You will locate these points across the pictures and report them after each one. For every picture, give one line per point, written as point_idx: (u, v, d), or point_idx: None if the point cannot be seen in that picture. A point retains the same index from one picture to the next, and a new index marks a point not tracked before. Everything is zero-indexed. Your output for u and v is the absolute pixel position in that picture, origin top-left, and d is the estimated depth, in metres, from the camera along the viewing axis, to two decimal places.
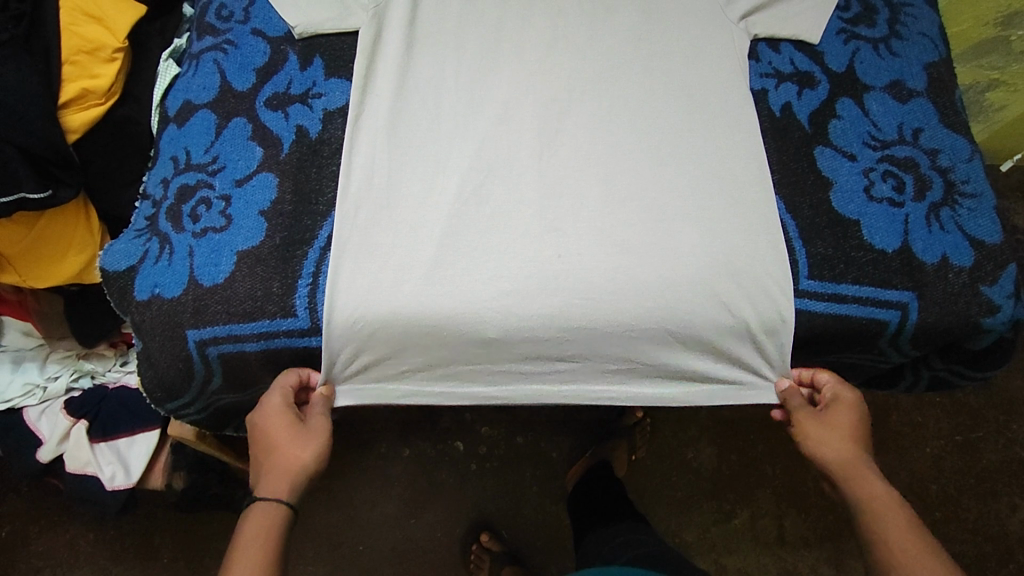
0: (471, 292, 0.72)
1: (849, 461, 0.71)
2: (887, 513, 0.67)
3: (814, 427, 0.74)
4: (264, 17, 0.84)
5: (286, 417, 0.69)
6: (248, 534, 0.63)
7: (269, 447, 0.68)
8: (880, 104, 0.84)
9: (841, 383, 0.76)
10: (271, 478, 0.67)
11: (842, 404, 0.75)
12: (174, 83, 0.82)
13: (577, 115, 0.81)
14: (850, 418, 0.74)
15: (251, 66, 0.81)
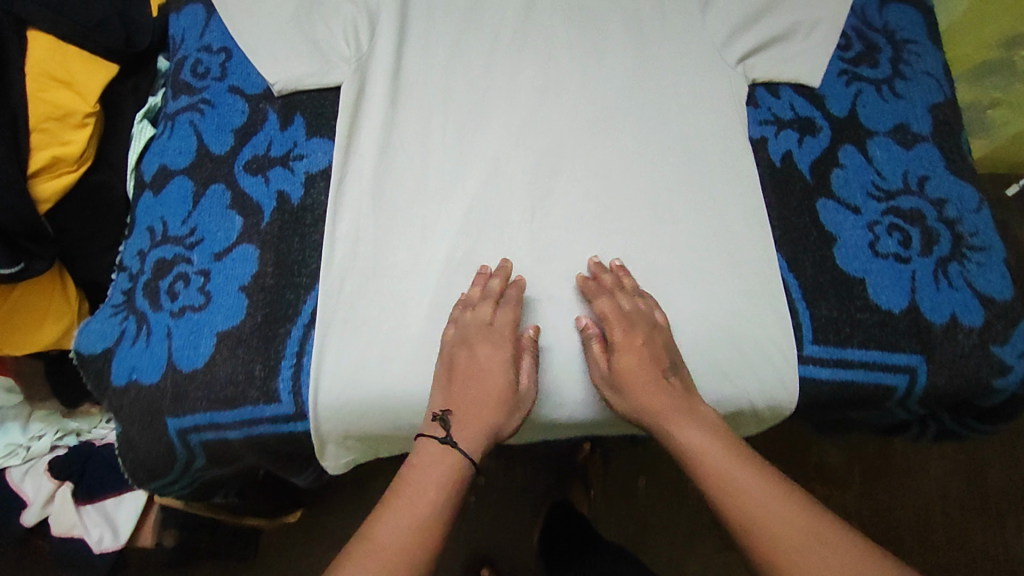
0: None
1: (650, 407, 0.66)
2: (707, 457, 0.62)
3: (625, 404, 0.67)
4: (242, 73, 0.80)
5: (504, 368, 0.67)
6: (423, 478, 0.60)
7: (478, 392, 0.66)
8: (884, 151, 0.81)
9: (615, 314, 0.69)
10: (465, 423, 0.64)
11: (620, 339, 0.68)
12: (150, 144, 0.79)
13: (570, 171, 0.78)
14: (634, 352, 0.67)
15: (229, 127, 0.77)
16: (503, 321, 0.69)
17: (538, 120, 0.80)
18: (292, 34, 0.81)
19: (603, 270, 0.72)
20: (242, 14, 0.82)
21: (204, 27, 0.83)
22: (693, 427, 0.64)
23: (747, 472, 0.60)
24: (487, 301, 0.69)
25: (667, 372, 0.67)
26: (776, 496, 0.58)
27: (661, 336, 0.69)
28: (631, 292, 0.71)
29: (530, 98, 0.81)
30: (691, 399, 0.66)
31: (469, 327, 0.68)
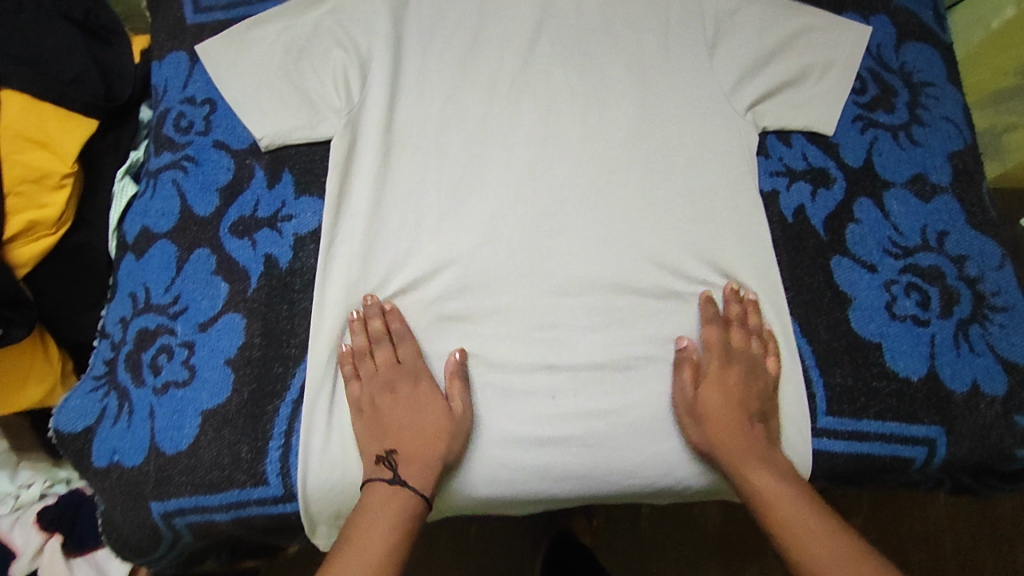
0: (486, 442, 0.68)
1: (728, 444, 0.65)
2: (778, 506, 0.62)
3: (701, 434, 0.67)
4: (227, 127, 0.77)
5: (430, 403, 0.66)
6: (379, 521, 0.59)
7: (409, 431, 0.65)
8: (902, 204, 0.77)
9: (717, 347, 0.69)
10: (414, 459, 0.63)
11: (711, 373, 0.69)
12: (131, 204, 0.75)
13: (572, 229, 0.74)
14: (724, 390, 0.68)
15: (214, 185, 0.74)
16: (411, 355, 0.68)
17: (539, 173, 0.77)
18: (281, 85, 0.78)
19: (728, 299, 0.71)
20: (228, 63, 0.79)
21: (188, 78, 0.79)
22: (768, 474, 0.64)
23: (818, 523, 0.60)
24: (382, 343, 0.68)
25: (755, 416, 0.67)
26: (842, 548, 0.58)
27: (761, 378, 0.69)
28: (749, 330, 0.70)
29: (530, 151, 0.78)
30: (770, 449, 0.66)
31: (381, 368, 0.67)
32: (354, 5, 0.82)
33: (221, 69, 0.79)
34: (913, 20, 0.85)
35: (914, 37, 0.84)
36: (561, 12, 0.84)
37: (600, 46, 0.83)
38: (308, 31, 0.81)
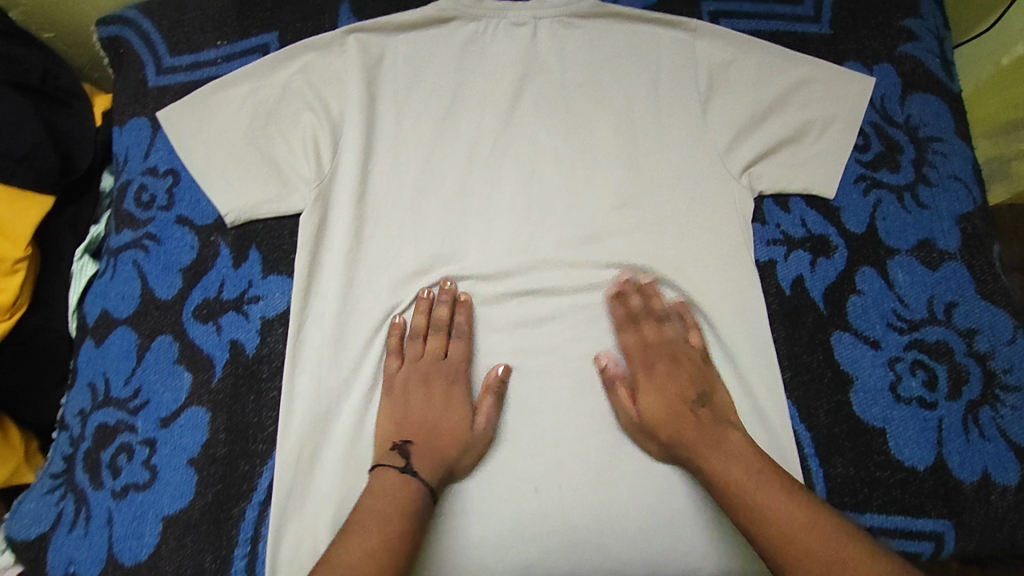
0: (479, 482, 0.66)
1: (681, 439, 0.64)
2: (732, 481, 0.60)
3: (647, 442, 0.66)
4: (191, 201, 0.73)
5: (458, 405, 0.67)
6: (387, 500, 0.59)
7: (432, 425, 0.65)
8: (906, 273, 0.72)
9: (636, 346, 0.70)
10: (425, 452, 0.63)
11: (643, 380, 0.68)
12: (92, 283, 0.72)
13: (555, 305, 0.72)
14: (659, 391, 0.67)
15: (177, 265, 0.70)
16: (458, 353, 0.69)
17: (522, 242, 0.73)
18: (247, 154, 0.74)
19: (627, 291, 0.72)
20: (193, 131, 0.75)
21: (150, 147, 0.75)
22: (722, 454, 0.62)
23: (773, 492, 0.58)
24: (438, 332, 0.70)
25: (697, 401, 0.66)
26: (802, 516, 0.56)
27: (686, 366, 0.68)
28: (656, 317, 0.71)
29: (513, 218, 0.74)
30: (720, 427, 0.64)
31: (422, 359, 0.68)
32: (325, 63, 0.77)
33: (186, 137, 0.75)
34: (919, 68, 0.80)
35: (921, 88, 0.79)
36: (544, 67, 0.80)
37: (586, 102, 0.79)
38: (276, 92, 0.76)
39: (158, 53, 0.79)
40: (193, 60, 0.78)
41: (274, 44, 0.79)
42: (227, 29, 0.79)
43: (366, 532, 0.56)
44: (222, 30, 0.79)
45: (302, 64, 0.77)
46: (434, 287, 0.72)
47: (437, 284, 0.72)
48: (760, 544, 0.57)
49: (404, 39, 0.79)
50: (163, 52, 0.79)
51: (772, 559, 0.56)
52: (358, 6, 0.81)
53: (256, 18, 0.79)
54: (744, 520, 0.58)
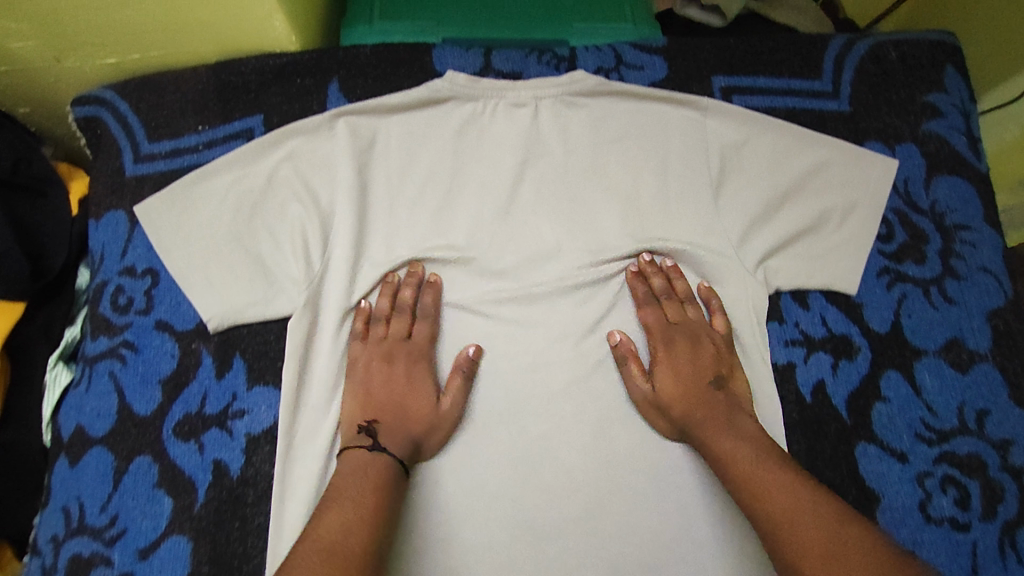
0: (465, 463, 0.66)
1: (693, 416, 0.65)
2: (737, 461, 0.60)
3: (657, 415, 0.67)
4: (172, 303, 0.69)
5: (422, 384, 0.67)
6: (360, 476, 0.59)
7: (399, 404, 0.66)
8: (935, 377, 0.68)
9: (658, 325, 0.70)
10: (391, 430, 0.64)
11: (660, 353, 0.69)
12: (66, 394, 0.67)
13: (560, 412, 0.68)
14: (675, 369, 0.67)
15: (156, 375, 0.66)
16: (422, 334, 0.70)
17: (521, 338, 0.70)
18: (230, 252, 0.69)
19: (648, 271, 0.72)
20: (173, 226, 0.71)
21: (127, 244, 0.71)
22: (732, 434, 0.62)
23: (778, 474, 0.57)
24: (402, 314, 0.70)
25: (714, 382, 0.67)
26: (806, 498, 0.55)
27: (705, 347, 0.68)
28: (679, 299, 0.71)
29: (512, 314, 0.71)
30: (734, 411, 0.64)
31: (386, 341, 0.69)
32: (313, 148, 0.73)
33: (165, 232, 0.70)
34: (945, 148, 0.75)
35: (947, 169, 0.75)
36: (545, 151, 0.75)
37: (591, 189, 0.75)
38: (261, 181, 0.72)
39: (137, 139, 0.75)
40: (173, 146, 0.74)
41: (259, 129, 0.75)
42: (208, 113, 0.75)
43: (341, 501, 0.56)
44: (203, 113, 0.75)
45: (288, 151, 0.73)
46: (402, 271, 0.72)
47: (406, 270, 0.72)
48: (759, 523, 0.56)
49: (397, 119, 0.75)
50: (141, 137, 0.75)
51: (769, 538, 0.55)
52: (348, 85, 0.76)
53: (239, 101, 0.75)
54: (747, 499, 0.58)
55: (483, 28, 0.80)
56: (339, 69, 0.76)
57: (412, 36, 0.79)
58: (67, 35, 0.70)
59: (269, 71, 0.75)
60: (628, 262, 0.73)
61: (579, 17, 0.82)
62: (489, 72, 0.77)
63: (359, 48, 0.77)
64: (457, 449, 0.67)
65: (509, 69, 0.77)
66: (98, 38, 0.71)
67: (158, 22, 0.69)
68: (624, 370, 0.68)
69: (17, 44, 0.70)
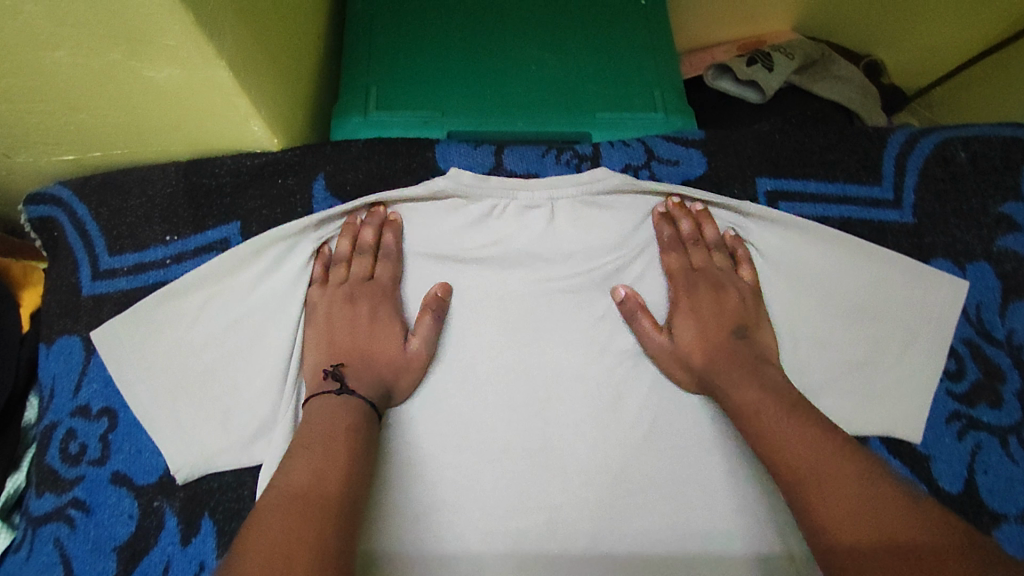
0: (453, 425, 0.62)
1: (715, 369, 0.61)
2: (759, 416, 0.56)
3: (677, 365, 0.63)
4: (131, 452, 0.60)
5: (388, 325, 0.63)
6: (330, 423, 0.55)
7: (364, 345, 0.61)
8: (1018, 548, 0.59)
9: (681, 268, 0.65)
10: (363, 374, 0.60)
11: (682, 302, 0.64)
12: (5, 560, 0.58)
13: None
14: (696, 317, 0.63)
15: (110, 543, 0.58)
16: (385, 275, 0.64)
17: (537, 483, 0.61)
18: (203, 390, 0.61)
19: (677, 215, 0.67)
20: (137, 354, 0.62)
21: (81, 377, 0.62)
22: (757, 389, 0.58)
23: (802, 427, 0.54)
24: (363, 255, 0.65)
25: (737, 333, 0.62)
26: (826, 450, 0.51)
27: (731, 297, 0.64)
28: (707, 245, 0.66)
29: (524, 459, 0.61)
30: (759, 364, 0.60)
31: (349, 283, 0.64)
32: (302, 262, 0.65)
33: (128, 362, 0.62)
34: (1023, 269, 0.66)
35: None
36: (567, 263, 0.67)
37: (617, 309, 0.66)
38: (239, 301, 0.63)
39: (96, 252, 0.67)
40: (137, 260, 0.66)
41: (236, 238, 0.66)
42: (177, 220, 0.66)
43: (310, 455, 0.52)
44: (172, 220, 0.66)
45: (270, 263, 0.64)
46: (362, 212, 0.67)
47: (366, 210, 0.67)
48: (779, 477, 0.53)
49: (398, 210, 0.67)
50: (101, 250, 0.67)
51: (790, 494, 0.51)
52: (336, 182, 0.67)
53: (212, 206, 0.66)
54: (769, 455, 0.54)
55: (494, 121, 0.71)
56: (326, 163, 0.66)
57: (415, 128, 0.71)
58: (14, 138, 0.60)
59: (246, 173, 0.65)
60: (656, 202, 0.68)
61: (603, 105, 0.73)
62: (501, 173, 0.68)
63: (350, 142, 0.67)
64: (428, 392, 0.63)
65: (523, 170, 0.68)
66: (50, 138, 0.62)
67: (116, 124, 0.60)
68: (632, 317, 0.64)
69: None
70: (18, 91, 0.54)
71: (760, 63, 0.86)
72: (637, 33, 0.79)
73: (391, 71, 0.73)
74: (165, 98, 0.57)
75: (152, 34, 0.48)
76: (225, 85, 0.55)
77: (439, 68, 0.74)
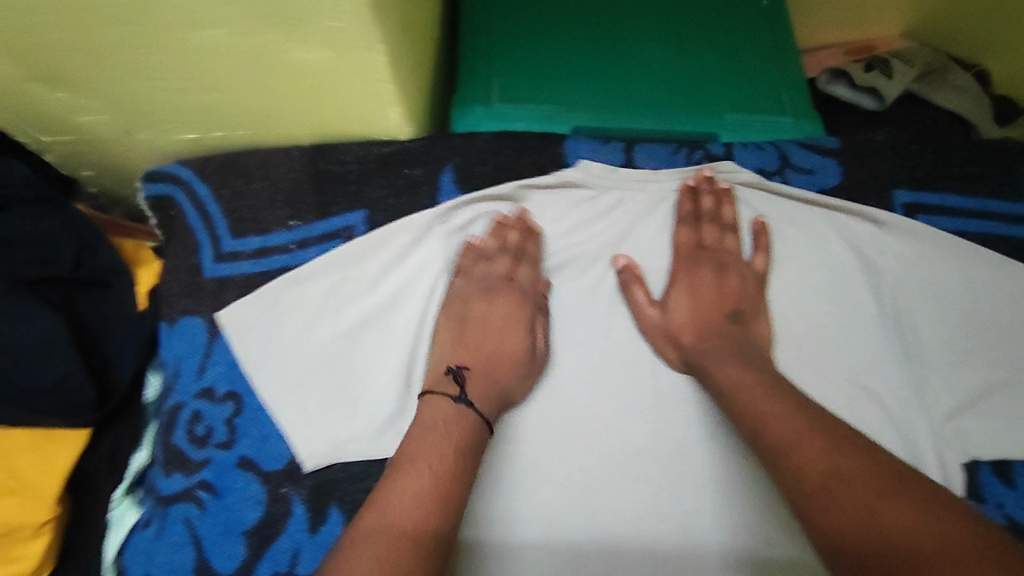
0: (581, 410, 0.62)
1: (703, 346, 0.60)
2: (741, 392, 0.56)
3: (659, 337, 0.62)
4: (258, 437, 0.60)
5: (515, 336, 0.61)
6: (438, 439, 0.52)
7: (489, 351, 0.60)
8: None
9: (693, 249, 0.63)
10: (484, 381, 0.58)
11: (681, 276, 0.62)
12: (132, 534, 0.59)
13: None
14: (691, 295, 0.62)
15: (239, 527, 0.58)
16: (527, 278, 0.64)
17: (664, 486, 0.60)
18: (329, 377, 0.61)
19: (703, 188, 0.65)
20: (262, 340, 0.62)
21: (204, 360, 0.62)
22: (739, 365, 0.58)
23: (779, 403, 0.54)
24: (507, 253, 0.63)
25: (731, 317, 0.60)
26: (806, 424, 0.52)
27: (732, 283, 0.61)
28: (723, 224, 0.63)
29: (654, 464, 0.61)
30: (748, 348, 0.59)
31: (487, 279, 0.63)
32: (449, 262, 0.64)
33: (252, 347, 0.61)
34: None
35: None
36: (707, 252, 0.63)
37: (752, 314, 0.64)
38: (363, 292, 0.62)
39: (218, 234, 0.65)
40: (262, 243, 0.65)
41: (361, 226, 0.65)
42: (302, 205, 0.65)
43: (409, 473, 0.49)
44: (296, 206, 0.65)
45: (396, 254, 0.63)
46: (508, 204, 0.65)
47: (512, 207, 0.65)
48: (758, 450, 0.53)
49: (531, 201, 0.65)
50: (223, 232, 0.65)
51: (768, 465, 0.52)
52: (464, 173, 0.65)
53: (337, 193, 0.65)
54: (749, 432, 0.54)
55: (622, 117, 0.69)
56: (454, 154, 0.65)
57: (540, 122, 0.68)
58: (140, 113, 0.61)
59: (373, 161, 0.64)
60: (685, 174, 0.66)
61: (731, 106, 0.71)
62: (632, 168, 0.66)
63: (479, 133, 0.66)
64: (553, 369, 0.63)
65: (655, 168, 0.66)
66: (175, 116, 0.62)
67: (248, 107, 0.59)
68: (627, 289, 0.63)
69: (84, 118, 0.63)
70: (155, 70, 0.54)
71: (878, 70, 0.83)
72: (761, 34, 0.75)
73: (513, 61, 0.71)
74: (306, 84, 0.55)
75: (318, 14, 0.47)
76: (375, 71, 0.53)
77: (562, 59, 0.71)
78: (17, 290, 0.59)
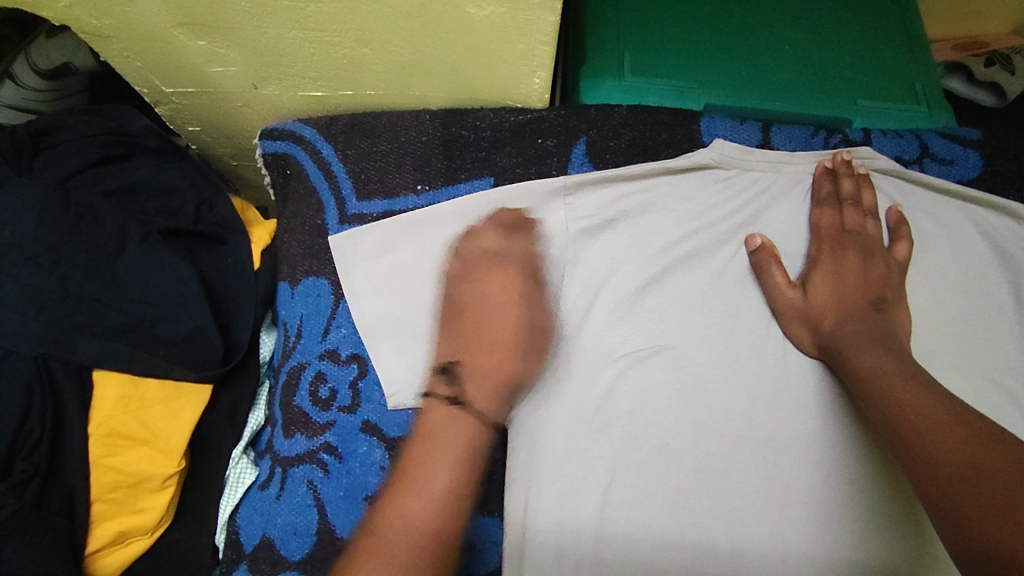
0: (711, 392, 0.60)
1: (843, 331, 0.57)
2: (881, 379, 0.53)
3: (791, 320, 0.61)
4: (382, 403, 0.59)
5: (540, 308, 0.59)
6: (444, 458, 0.50)
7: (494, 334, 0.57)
8: None
9: (837, 236, 0.62)
10: (484, 368, 0.55)
11: (824, 259, 0.61)
12: (254, 491, 0.59)
13: None
14: (835, 279, 0.60)
15: (363, 492, 0.56)
16: (651, 251, 0.63)
17: (792, 472, 0.59)
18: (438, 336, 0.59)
19: (842, 172, 0.64)
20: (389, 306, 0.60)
21: (329, 322, 0.61)
22: (883, 354, 0.54)
23: (914, 392, 0.50)
24: (639, 223, 0.63)
25: (875, 303, 0.58)
26: (949, 416, 0.47)
27: (876, 268, 0.60)
28: (864, 209, 0.63)
29: (783, 452, 0.59)
30: (893, 336, 0.56)
31: (616, 251, 0.63)
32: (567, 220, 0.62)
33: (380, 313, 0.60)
34: None
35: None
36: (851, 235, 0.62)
37: None
38: (492, 265, 0.59)
39: (343, 195, 0.65)
40: (386, 206, 0.65)
41: None
42: (429, 169, 0.64)
43: (414, 499, 0.48)
44: (423, 169, 0.65)
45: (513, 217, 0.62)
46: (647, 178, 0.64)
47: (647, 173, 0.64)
48: (890, 441, 0.50)
49: (665, 180, 0.64)
50: (348, 193, 0.65)
51: (901, 456, 0.48)
52: (597, 148, 0.65)
53: (466, 159, 0.64)
54: (882, 421, 0.51)
55: (758, 96, 0.67)
56: (589, 128, 0.64)
57: (671, 97, 0.67)
58: (276, 65, 0.59)
59: (507, 129, 0.64)
60: (823, 157, 0.65)
61: (864, 90, 0.68)
62: (771, 149, 0.66)
63: (615, 107, 0.64)
64: (682, 348, 0.61)
65: (793, 150, 0.66)
66: (311, 69, 0.60)
67: (395, 61, 0.57)
68: (765, 270, 0.62)
69: (217, 68, 0.60)
70: (315, 18, 0.52)
71: (998, 65, 0.81)
72: (895, 16, 0.72)
73: (643, 34, 0.69)
74: (467, 40, 0.53)
75: None
76: (543, 30, 0.52)
77: (692, 33, 0.69)
78: (153, 240, 0.58)
